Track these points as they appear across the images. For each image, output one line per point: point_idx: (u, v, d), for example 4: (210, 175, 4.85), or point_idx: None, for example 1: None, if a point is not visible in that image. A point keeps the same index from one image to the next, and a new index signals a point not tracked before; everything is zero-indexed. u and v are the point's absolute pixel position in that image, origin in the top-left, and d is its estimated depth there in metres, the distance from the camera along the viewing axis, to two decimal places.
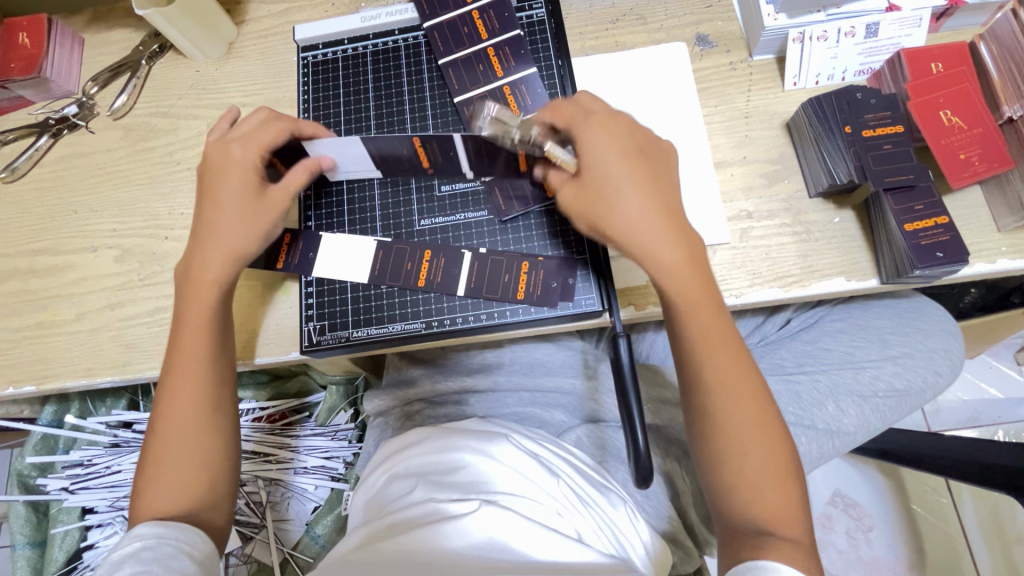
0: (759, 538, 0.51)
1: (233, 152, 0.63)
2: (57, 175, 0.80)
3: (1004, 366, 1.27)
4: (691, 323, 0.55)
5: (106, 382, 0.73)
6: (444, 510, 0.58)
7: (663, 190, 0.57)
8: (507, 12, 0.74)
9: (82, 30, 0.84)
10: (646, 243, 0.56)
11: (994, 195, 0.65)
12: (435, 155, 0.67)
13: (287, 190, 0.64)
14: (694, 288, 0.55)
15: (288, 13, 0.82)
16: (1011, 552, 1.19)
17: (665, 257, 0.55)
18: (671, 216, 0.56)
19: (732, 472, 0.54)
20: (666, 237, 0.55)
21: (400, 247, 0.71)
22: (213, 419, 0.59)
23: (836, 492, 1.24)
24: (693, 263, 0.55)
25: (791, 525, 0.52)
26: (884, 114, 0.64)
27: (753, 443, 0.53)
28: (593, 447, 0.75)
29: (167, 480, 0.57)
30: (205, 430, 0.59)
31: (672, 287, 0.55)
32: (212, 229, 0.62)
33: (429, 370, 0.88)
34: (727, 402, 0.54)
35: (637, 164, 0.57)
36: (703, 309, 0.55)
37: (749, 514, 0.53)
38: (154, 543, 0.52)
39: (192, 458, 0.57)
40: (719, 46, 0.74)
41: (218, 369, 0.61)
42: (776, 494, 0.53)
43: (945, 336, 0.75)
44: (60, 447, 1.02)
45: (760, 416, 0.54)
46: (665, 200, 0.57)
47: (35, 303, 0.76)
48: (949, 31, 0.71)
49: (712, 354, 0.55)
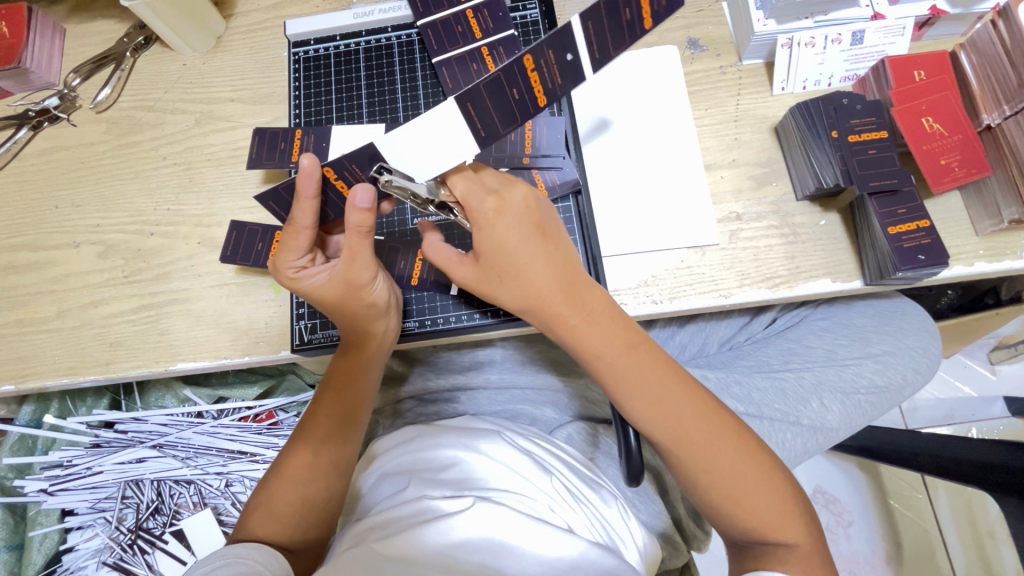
0: (759, 547, 0.57)
1: (368, 285, 0.59)
2: (39, 168, 0.78)
3: (977, 366, 1.32)
4: (607, 375, 0.59)
5: (88, 381, 0.71)
6: (434, 508, 0.57)
7: (562, 262, 0.59)
8: (501, 12, 0.74)
9: (64, 20, 0.82)
10: (560, 331, 0.60)
11: (972, 200, 0.67)
12: (551, 74, 0.52)
13: (363, 230, 0.55)
14: (624, 369, 0.59)
15: (278, 7, 0.81)
16: (982, 547, 1.23)
17: (582, 339, 0.59)
18: (572, 291, 0.58)
19: (708, 492, 0.58)
20: (587, 323, 0.59)
21: (393, 244, 0.71)
22: (331, 458, 0.63)
23: (817, 489, 1.27)
24: (611, 339, 0.59)
25: (787, 531, 0.56)
26: (869, 120, 0.66)
27: (720, 464, 0.57)
28: (584, 443, 0.78)
29: (266, 513, 0.60)
30: (313, 478, 0.61)
31: (596, 362, 0.59)
32: (313, 299, 0.61)
33: (419, 368, 0.87)
34: (677, 445, 0.58)
35: (539, 244, 0.58)
36: (633, 378, 0.59)
37: (741, 523, 0.58)
38: (229, 562, 0.53)
39: (307, 501, 0.61)
40: (709, 50, 0.75)
41: (352, 418, 0.66)
42: (762, 507, 0.57)
43: (923, 335, 0.78)
44: (38, 447, 1.00)
45: (733, 435, 0.58)
46: (561, 271, 0.58)
47: (14, 301, 0.74)
48: (930, 40, 0.74)
49: (634, 408, 0.59)
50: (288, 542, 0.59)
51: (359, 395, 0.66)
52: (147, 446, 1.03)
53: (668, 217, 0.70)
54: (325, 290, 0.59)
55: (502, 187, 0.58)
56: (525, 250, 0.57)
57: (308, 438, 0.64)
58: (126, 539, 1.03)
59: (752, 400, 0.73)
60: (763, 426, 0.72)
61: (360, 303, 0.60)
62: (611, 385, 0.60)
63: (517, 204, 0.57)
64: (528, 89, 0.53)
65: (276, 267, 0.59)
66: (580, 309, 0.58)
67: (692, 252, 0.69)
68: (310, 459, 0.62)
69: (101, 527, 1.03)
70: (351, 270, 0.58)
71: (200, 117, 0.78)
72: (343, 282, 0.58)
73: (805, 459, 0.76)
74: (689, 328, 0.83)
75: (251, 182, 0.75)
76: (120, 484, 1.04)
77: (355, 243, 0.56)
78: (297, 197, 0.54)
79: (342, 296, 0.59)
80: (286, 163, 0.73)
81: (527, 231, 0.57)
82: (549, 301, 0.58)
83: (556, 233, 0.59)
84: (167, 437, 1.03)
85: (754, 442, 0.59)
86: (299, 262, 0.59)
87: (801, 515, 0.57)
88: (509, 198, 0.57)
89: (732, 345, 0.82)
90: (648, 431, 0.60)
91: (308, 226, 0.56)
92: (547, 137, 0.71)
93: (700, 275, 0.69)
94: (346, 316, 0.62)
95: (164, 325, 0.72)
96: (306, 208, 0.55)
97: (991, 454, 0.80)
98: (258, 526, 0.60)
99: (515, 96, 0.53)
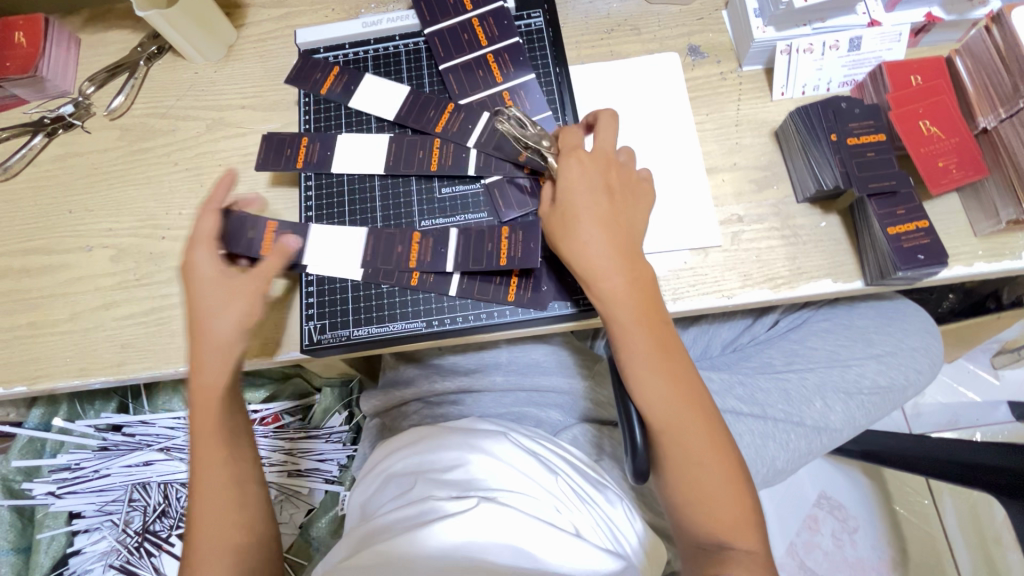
0: (717, 548, 0.55)
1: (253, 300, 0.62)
2: (53, 174, 0.80)
3: (980, 370, 1.32)
4: (623, 347, 0.60)
5: (98, 382, 0.72)
6: (439, 508, 0.58)
7: (623, 228, 0.62)
8: (506, 20, 0.77)
9: (79, 31, 0.84)
10: (602, 285, 0.60)
11: (970, 203, 0.68)
12: (516, 248, 0.69)
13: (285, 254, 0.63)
14: (644, 340, 0.59)
15: (288, 17, 0.83)
16: (989, 552, 1.22)
17: (619, 303, 0.60)
18: (626, 251, 0.61)
19: (677, 492, 0.59)
20: (625, 288, 0.60)
21: (389, 231, 0.73)
22: (241, 501, 0.59)
23: (821, 494, 1.27)
24: (643, 312, 0.60)
25: (744, 538, 0.56)
26: (867, 123, 0.67)
27: (705, 462, 0.58)
28: (589, 446, 0.78)
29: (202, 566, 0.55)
30: (235, 525, 0.58)
31: (621, 329, 0.60)
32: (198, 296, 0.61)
33: (424, 371, 0.88)
34: (680, 438, 0.58)
35: (602, 199, 0.62)
36: (648, 360, 0.59)
37: (701, 524, 0.57)
38: None
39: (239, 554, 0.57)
40: (710, 57, 0.77)
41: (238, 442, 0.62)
42: (731, 511, 0.57)
43: (925, 335, 0.78)
44: (47, 450, 1.01)
45: (723, 446, 0.59)
46: (618, 234, 0.61)
47: (26, 303, 0.75)
48: (927, 46, 0.75)
49: (650, 386, 0.59)
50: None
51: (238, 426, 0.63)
52: (155, 449, 1.03)
53: (671, 218, 0.71)
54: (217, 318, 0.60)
55: (603, 151, 0.64)
56: (590, 201, 0.62)
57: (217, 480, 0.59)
58: (133, 542, 1.03)
59: (756, 400, 0.73)
60: (767, 427, 0.72)
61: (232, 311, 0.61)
62: (626, 362, 0.60)
63: (601, 164, 0.64)
64: (497, 246, 0.69)
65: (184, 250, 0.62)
66: (626, 269, 0.60)
67: (695, 254, 0.71)
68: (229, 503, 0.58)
69: (108, 530, 1.03)
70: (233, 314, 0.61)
71: (211, 124, 0.80)
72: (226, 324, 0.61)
73: (809, 459, 0.77)
74: (693, 331, 0.84)
75: (260, 186, 0.77)
76: (127, 487, 1.04)
77: (253, 289, 0.61)
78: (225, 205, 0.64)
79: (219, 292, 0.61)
80: (292, 167, 0.75)
81: (597, 187, 0.62)
82: (603, 255, 0.60)
83: (628, 203, 0.63)
84: (175, 440, 1.03)
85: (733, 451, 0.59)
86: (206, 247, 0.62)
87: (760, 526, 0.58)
88: (600, 158, 0.64)
89: (735, 346, 0.83)
90: (654, 420, 0.59)
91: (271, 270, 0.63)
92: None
93: (702, 276, 0.70)
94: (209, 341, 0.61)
95: (176, 326, 0.73)
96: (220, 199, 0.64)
97: (995, 455, 0.80)
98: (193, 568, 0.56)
99: (488, 248, 0.70)
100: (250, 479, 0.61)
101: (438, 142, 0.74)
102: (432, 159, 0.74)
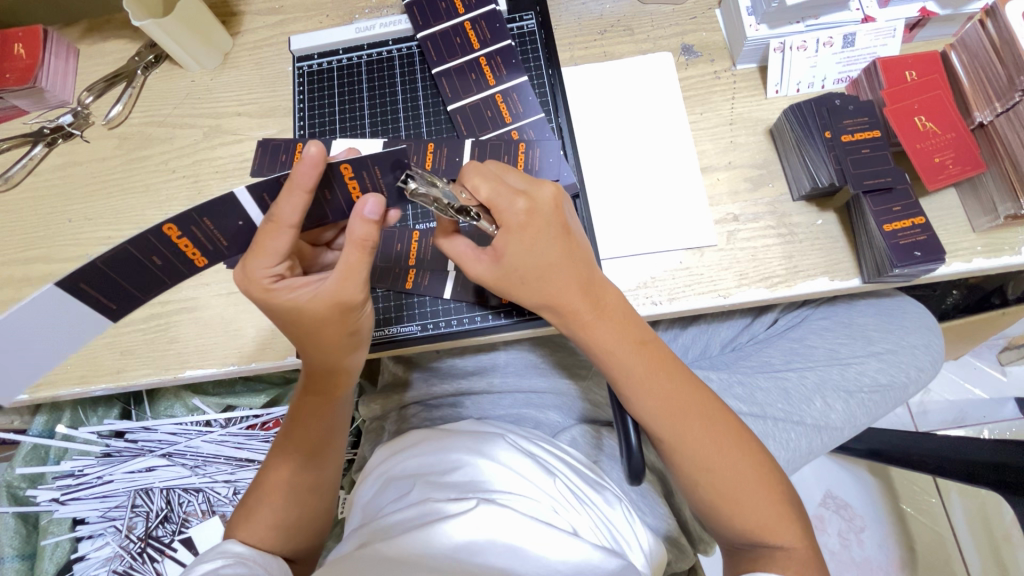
0: (756, 549, 0.56)
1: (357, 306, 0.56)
2: (52, 183, 0.80)
3: (987, 367, 1.31)
4: (612, 365, 0.60)
5: (99, 390, 0.73)
6: (442, 509, 0.58)
7: (582, 262, 0.60)
8: (498, 23, 0.78)
9: (77, 41, 0.85)
10: (577, 322, 0.60)
11: (967, 197, 0.68)
12: None
13: (360, 246, 0.53)
14: (634, 360, 0.60)
15: (283, 24, 0.84)
16: (1000, 554, 1.20)
17: (595, 338, 0.60)
18: (589, 290, 0.60)
19: (705, 494, 0.59)
20: (603, 324, 0.60)
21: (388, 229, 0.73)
22: (309, 482, 0.64)
23: (827, 494, 1.26)
24: (622, 335, 0.60)
25: (784, 533, 0.56)
26: (862, 119, 0.67)
27: (716, 459, 0.58)
28: (588, 446, 0.78)
29: (257, 524, 0.61)
30: (292, 501, 0.62)
31: (610, 362, 0.60)
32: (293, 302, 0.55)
33: (423, 374, 0.88)
34: (690, 442, 0.58)
35: (560, 239, 0.59)
36: (643, 373, 0.59)
37: (735, 526, 0.58)
38: (234, 561, 0.56)
39: (289, 525, 0.62)
40: (703, 56, 0.77)
41: (324, 418, 0.64)
42: (762, 509, 0.57)
43: (926, 333, 0.78)
44: (50, 457, 1.01)
45: (731, 439, 0.59)
46: (575, 274, 0.59)
47: None
48: (922, 41, 0.75)
49: (644, 399, 0.60)
50: (292, 552, 0.63)
51: (331, 419, 0.65)
52: (156, 455, 1.04)
53: (665, 218, 0.71)
54: (310, 310, 0.55)
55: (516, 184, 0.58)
56: (550, 251, 0.59)
57: (294, 457, 0.63)
58: (136, 547, 1.04)
59: (755, 400, 0.73)
60: (766, 426, 0.72)
61: (343, 322, 0.57)
62: (619, 379, 0.60)
63: (544, 204, 0.58)
64: None
65: (249, 278, 0.54)
66: (592, 308, 0.60)
67: (691, 253, 0.70)
68: (292, 479, 0.63)
69: (111, 536, 1.05)
70: (348, 285, 0.54)
71: (208, 132, 0.80)
72: (334, 301, 0.54)
73: (810, 459, 0.76)
74: (692, 330, 0.83)
75: None
76: (129, 493, 1.05)
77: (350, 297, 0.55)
78: (306, 189, 0.50)
79: (332, 315, 0.55)
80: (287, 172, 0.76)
81: (553, 230, 0.58)
82: (567, 297, 0.59)
83: (576, 233, 0.61)
84: (176, 446, 1.04)
85: (750, 441, 0.59)
86: (274, 270, 0.54)
87: (798, 517, 0.58)
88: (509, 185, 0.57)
89: (734, 346, 0.82)
90: (653, 428, 0.60)
91: (290, 225, 0.51)
92: (540, 159, 0.72)
93: (698, 275, 0.70)
94: (314, 343, 0.58)
95: (175, 333, 0.73)
96: (295, 201, 0.50)
97: (999, 453, 0.80)
98: (241, 531, 0.61)
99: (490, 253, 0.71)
100: (326, 465, 0.65)
101: (430, 147, 0.74)
102: (425, 162, 0.73)
